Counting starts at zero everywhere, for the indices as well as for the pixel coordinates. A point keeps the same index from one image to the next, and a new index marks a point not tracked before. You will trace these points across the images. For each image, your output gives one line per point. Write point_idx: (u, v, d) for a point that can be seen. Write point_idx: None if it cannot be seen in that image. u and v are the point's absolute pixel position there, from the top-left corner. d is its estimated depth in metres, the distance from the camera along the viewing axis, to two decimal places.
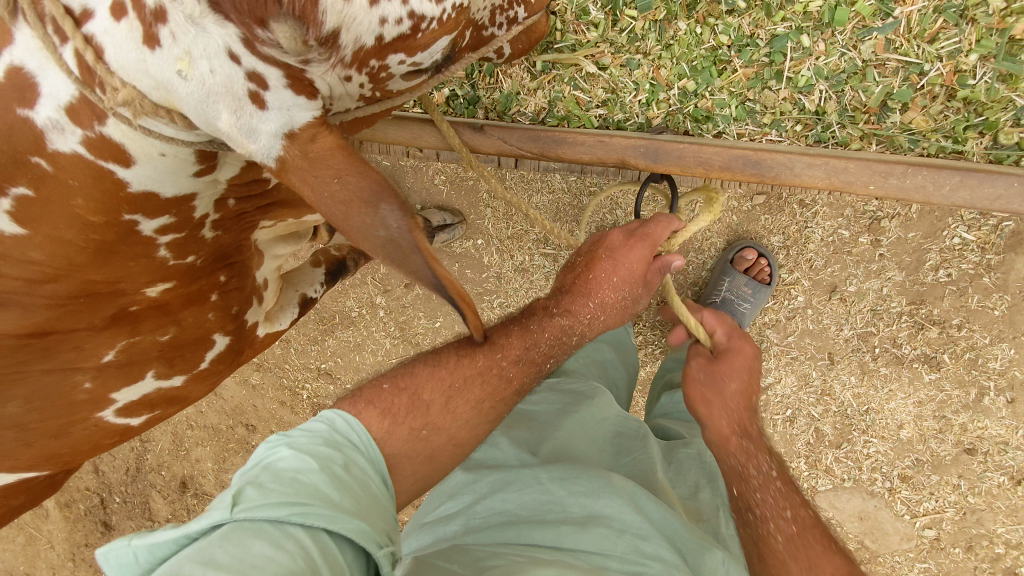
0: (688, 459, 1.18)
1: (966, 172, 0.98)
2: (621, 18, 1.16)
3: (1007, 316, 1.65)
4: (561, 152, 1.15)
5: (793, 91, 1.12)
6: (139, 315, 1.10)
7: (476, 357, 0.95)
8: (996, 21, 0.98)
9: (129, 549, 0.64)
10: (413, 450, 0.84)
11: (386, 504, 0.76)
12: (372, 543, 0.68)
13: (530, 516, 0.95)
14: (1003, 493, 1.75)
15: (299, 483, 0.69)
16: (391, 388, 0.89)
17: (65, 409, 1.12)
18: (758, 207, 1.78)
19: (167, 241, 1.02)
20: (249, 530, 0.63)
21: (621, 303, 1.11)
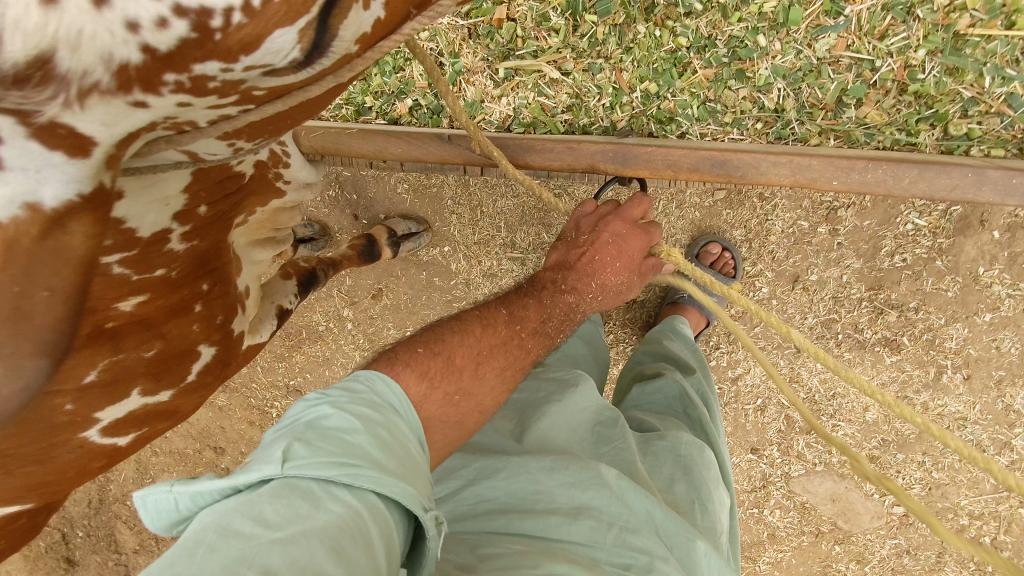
0: (663, 452, 1.17)
1: (926, 165, 1.01)
2: (581, 23, 1.17)
3: (959, 297, 1.72)
4: (530, 159, 1.15)
5: (752, 90, 1.14)
6: (117, 332, 1.03)
7: (499, 328, 1.00)
8: (941, 17, 1.02)
9: (170, 494, 0.67)
10: (446, 414, 0.87)
11: (425, 467, 0.77)
12: (418, 507, 0.67)
13: (520, 505, 0.95)
14: (965, 466, 1.82)
15: (346, 442, 0.69)
16: (425, 351, 0.90)
17: (45, 433, 1.03)
18: (720, 203, 1.81)
19: (116, 262, 0.93)
20: (296, 489, 0.64)
21: (619, 287, 1.11)
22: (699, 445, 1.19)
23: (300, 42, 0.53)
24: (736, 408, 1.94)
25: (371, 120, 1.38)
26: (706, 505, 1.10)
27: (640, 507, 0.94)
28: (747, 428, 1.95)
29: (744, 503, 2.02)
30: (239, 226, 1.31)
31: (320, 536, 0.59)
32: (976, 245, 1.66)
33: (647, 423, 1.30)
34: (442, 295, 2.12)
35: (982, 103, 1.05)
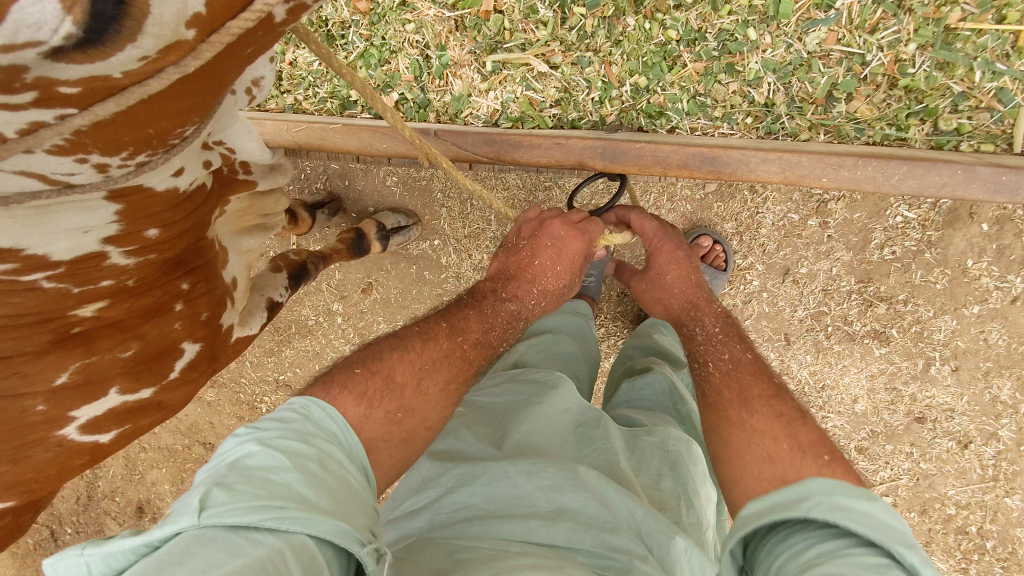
0: (652, 448, 1.17)
1: (918, 164, 1.00)
2: (570, 15, 1.15)
3: (948, 289, 1.73)
4: (517, 155, 1.14)
5: (743, 84, 1.13)
6: (86, 335, 1.03)
7: (440, 341, 0.96)
8: (931, 10, 1.01)
9: (80, 559, 0.59)
10: (390, 433, 0.83)
11: (365, 496, 0.72)
12: (354, 542, 0.62)
13: (497, 511, 0.94)
14: (952, 457, 1.84)
15: (273, 482, 0.64)
16: (363, 370, 0.86)
17: (17, 433, 1.01)
18: (711, 195, 1.81)
19: (46, 280, 0.90)
20: (214, 540, 0.58)
21: (560, 291, 1.15)
22: (687, 441, 1.20)
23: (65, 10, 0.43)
24: None
25: (357, 115, 1.36)
26: (692, 501, 1.10)
27: (621, 506, 0.94)
28: None
29: None
30: (221, 217, 1.31)
31: None
32: (965, 238, 1.67)
33: (636, 419, 1.29)
34: (433, 289, 2.10)
35: (972, 98, 1.04)
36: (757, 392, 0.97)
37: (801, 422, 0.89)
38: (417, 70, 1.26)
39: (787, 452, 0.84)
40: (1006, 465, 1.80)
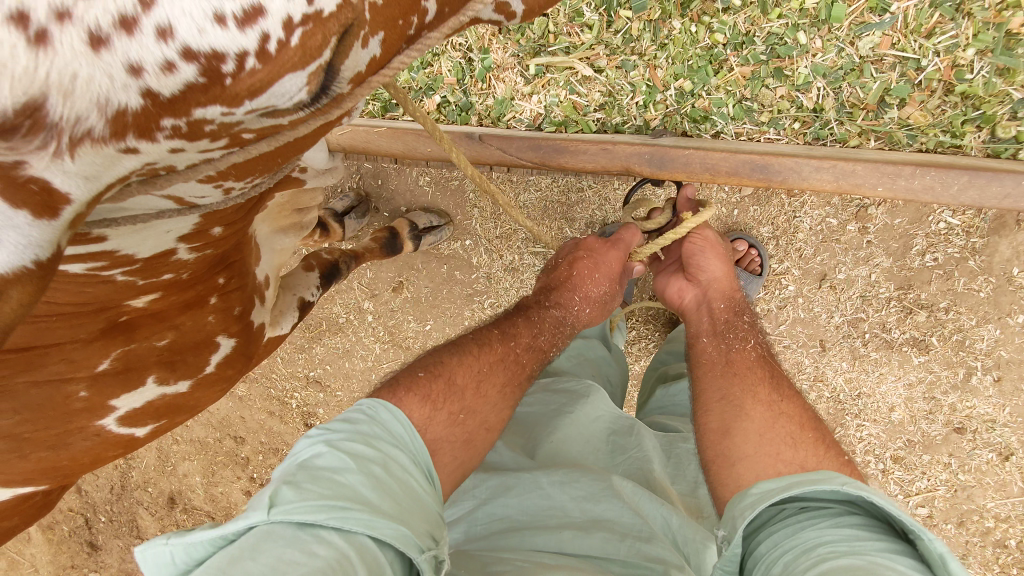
0: (688, 455, 1.15)
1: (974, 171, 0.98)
2: (616, 19, 1.14)
3: (992, 297, 1.70)
4: (562, 161, 1.14)
5: (791, 89, 1.11)
6: (131, 323, 1.04)
7: (494, 345, 0.97)
8: (992, 15, 0.98)
9: (167, 548, 0.61)
10: (453, 435, 0.82)
11: (430, 502, 0.71)
12: (413, 548, 0.61)
13: (532, 522, 0.92)
14: (992, 469, 1.80)
15: (338, 484, 0.64)
16: (426, 375, 0.86)
17: (59, 420, 1.01)
18: (747, 199, 1.80)
19: (119, 273, 0.93)
20: (282, 538, 0.58)
21: (602, 298, 1.14)
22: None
23: (306, 86, 0.59)
24: None
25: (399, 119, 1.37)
26: None
27: (655, 515, 0.94)
28: None
29: None
30: (261, 213, 1.36)
31: None
32: (1012, 245, 1.63)
33: (671, 426, 1.27)
34: (463, 289, 2.10)
35: None
36: (785, 387, 1.00)
37: (821, 420, 0.94)
38: (460, 73, 1.25)
39: (811, 442, 0.88)
40: None
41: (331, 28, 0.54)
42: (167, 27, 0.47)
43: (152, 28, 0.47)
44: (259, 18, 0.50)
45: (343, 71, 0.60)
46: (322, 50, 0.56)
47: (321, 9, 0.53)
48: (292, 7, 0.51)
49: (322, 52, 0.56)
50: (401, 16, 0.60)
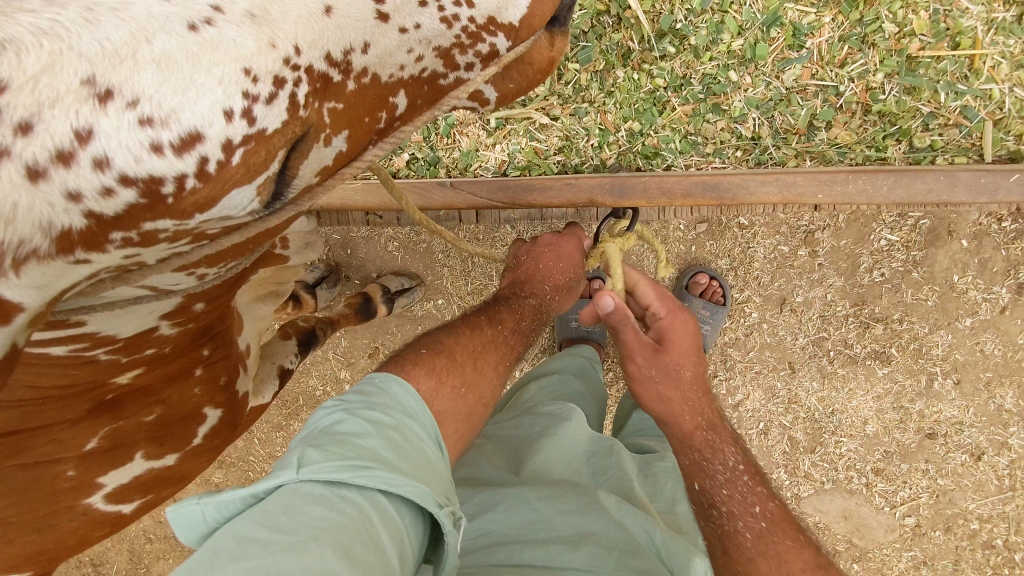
0: (664, 472, 1.16)
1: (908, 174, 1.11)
2: (565, 72, 1.24)
3: (939, 305, 1.82)
4: (531, 197, 1.25)
5: (729, 121, 1.22)
6: (118, 401, 1.00)
7: (485, 328, 1.00)
8: (893, 43, 1.12)
9: (197, 506, 0.65)
10: (456, 408, 0.87)
11: (443, 468, 0.76)
12: (433, 504, 0.66)
13: (520, 537, 0.92)
14: (968, 470, 1.87)
15: (360, 446, 0.68)
16: (429, 352, 0.90)
17: (45, 501, 0.94)
18: (703, 235, 1.92)
19: (103, 353, 0.91)
20: (308, 497, 0.62)
21: (570, 285, 1.16)
22: None
23: (257, 195, 0.63)
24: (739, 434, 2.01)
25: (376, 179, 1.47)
26: None
27: (639, 530, 0.94)
28: (753, 451, 2.01)
29: None
30: (240, 287, 1.39)
31: (336, 545, 0.58)
32: (948, 254, 1.77)
33: (647, 446, 1.31)
34: None
35: (940, 117, 1.13)
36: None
37: None
38: (426, 132, 1.32)
39: None
40: (1021, 472, 1.84)
41: (272, 144, 0.60)
42: (104, 157, 0.49)
43: (88, 160, 0.48)
44: (197, 143, 0.53)
45: (296, 176, 0.67)
46: (266, 163, 0.61)
47: (264, 128, 0.58)
48: (231, 132, 0.55)
49: (266, 165, 0.61)
50: (366, 114, 0.71)
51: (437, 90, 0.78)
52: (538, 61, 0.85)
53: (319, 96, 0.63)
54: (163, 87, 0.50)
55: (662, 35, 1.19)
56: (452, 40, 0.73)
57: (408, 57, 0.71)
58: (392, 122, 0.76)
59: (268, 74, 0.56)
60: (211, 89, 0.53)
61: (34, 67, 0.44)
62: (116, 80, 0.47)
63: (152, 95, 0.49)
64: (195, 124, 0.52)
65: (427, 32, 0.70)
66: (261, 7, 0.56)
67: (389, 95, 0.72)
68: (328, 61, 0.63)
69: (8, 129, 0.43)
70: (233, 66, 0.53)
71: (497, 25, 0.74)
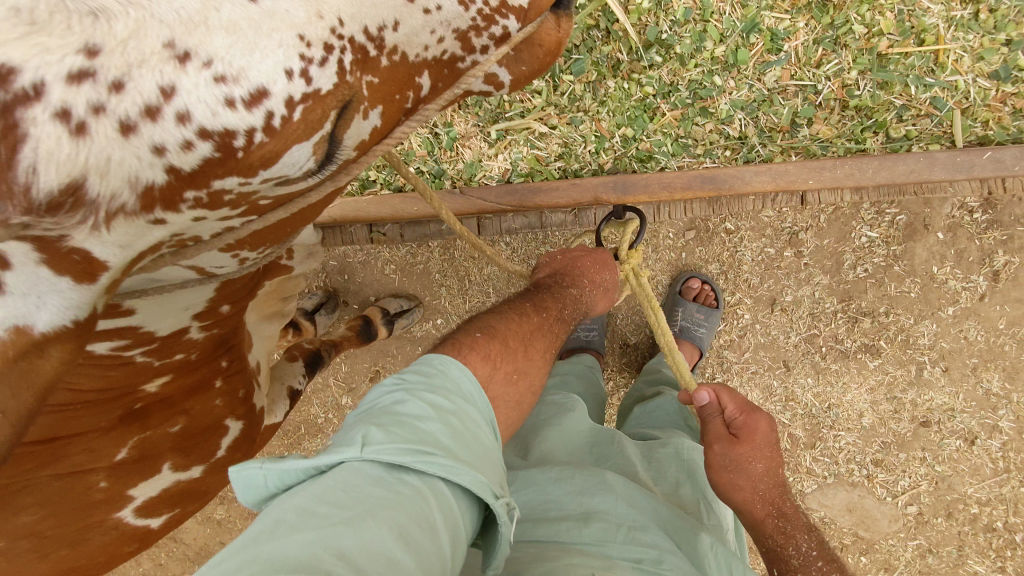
0: (667, 457, 1.17)
1: (890, 157, 1.25)
2: (560, 83, 1.31)
3: (921, 296, 1.89)
4: (538, 200, 1.37)
5: (717, 123, 1.29)
6: (145, 411, 1.03)
7: (531, 316, 1.03)
8: (863, 43, 1.21)
9: (259, 471, 0.67)
10: (508, 394, 0.91)
11: (495, 454, 0.78)
12: (487, 494, 0.69)
13: (531, 517, 0.95)
14: (963, 455, 1.93)
15: (420, 429, 0.71)
16: (482, 336, 0.92)
17: (78, 514, 0.97)
18: (692, 242, 1.98)
19: (138, 354, 0.95)
20: (368, 477, 0.65)
21: (604, 283, 1.18)
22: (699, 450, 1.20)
23: (312, 155, 0.65)
24: None
25: None
26: (711, 506, 1.10)
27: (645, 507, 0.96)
28: None
29: None
30: (249, 302, 1.42)
31: (393, 525, 0.60)
32: (926, 247, 1.85)
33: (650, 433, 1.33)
34: None
35: (913, 108, 1.22)
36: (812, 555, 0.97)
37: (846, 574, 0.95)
38: (428, 146, 1.38)
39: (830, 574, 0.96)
40: (1014, 454, 1.90)
41: (327, 104, 0.63)
42: (185, 113, 0.53)
43: (172, 114, 0.52)
44: (265, 99, 0.56)
45: (343, 140, 0.69)
46: (320, 122, 0.63)
47: (319, 89, 0.61)
48: (293, 90, 0.58)
49: (322, 123, 0.64)
50: (397, 91, 0.73)
51: (456, 74, 0.81)
52: (546, 42, 0.89)
53: (360, 67, 0.66)
54: (233, 49, 0.54)
55: (649, 45, 1.27)
56: (468, 22, 0.76)
57: (431, 38, 0.74)
58: (417, 102, 0.78)
59: (319, 40, 0.60)
60: (273, 51, 0.56)
61: (123, 33, 0.48)
62: (193, 44, 0.52)
63: (223, 56, 0.53)
64: (261, 82, 0.56)
65: (447, 14, 0.73)
66: None
67: (415, 75, 0.75)
68: (366, 35, 0.65)
69: (103, 87, 0.48)
70: (289, 32, 0.57)
71: (509, 7, 0.78)
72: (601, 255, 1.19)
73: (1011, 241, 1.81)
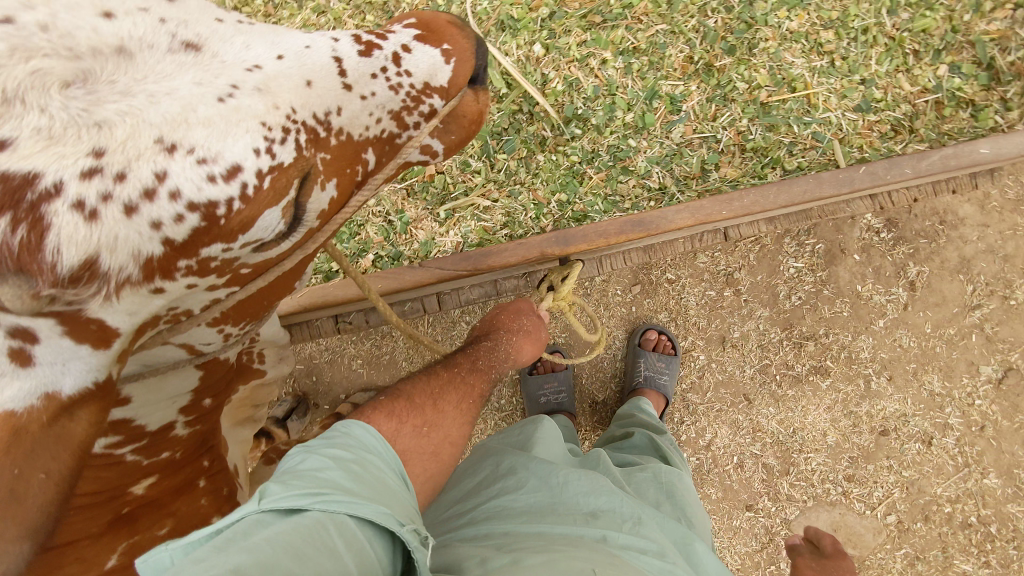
0: (647, 481, 1.26)
1: (786, 181, 1.31)
2: (496, 161, 1.47)
3: (853, 313, 2.06)
4: (490, 261, 1.38)
5: (638, 178, 1.44)
6: (132, 515, 1.04)
7: (440, 373, 1.11)
8: (748, 95, 1.42)
9: (166, 553, 0.64)
10: (420, 445, 0.97)
11: (402, 495, 0.83)
12: (394, 522, 0.73)
13: (536, 511, 1.05)
14: (925, 456, 2.03)
15: (319, 478, 0.75)
16: (386, 398, 1.02)
17: None
18: (639, 294, 2.11)
19: (129, 452, 1.01)
20: (267, 522, 0.68)
21: (529, 331, 1.25)
22: (677, 475, 1.29)
23: (282, 218, 0.81)
24: (718, 473, 2.11)
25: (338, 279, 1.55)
26: (697, 520, 1.21)
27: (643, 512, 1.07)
28: (735, 486, 2.10)
29: (761, 564, 2.09)
30: (224, 409, 1.39)
31: (285, 549, 0.63)
32: (846, 268, 2.04)
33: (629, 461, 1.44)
34: None
35: (799, 143, 1.41)
36: None
37: None
38: (385, 233, 1.49)
39: None
40: (969, 448, 2.02)
41: (290, 173, 0.80)
42: (176, 190, 0.68)
43: (165, 193, 0.67)
44: (239, 173, 0.73)
45: (308, 206, 0.85)
46: (286, 189, 0.80)
47: (282, 162, 0.78)
48: (260, 163, 0.75)
49: (286, 191, 0.80)
50: (347, 166, 0.90)
51: (395, 150, 0.98)
52: (469, 113, 1.05)
53: (313, 145, 0.83)
54: (210, 138, 0.71)
55: (569, 121, 1.46)
56: (400, 103, 0.94)
57: (370, 120, 0.92)
58: (365, 175, 0.95)
59: (278, 124, 0.78)
60: (241, 136, 0.73)
61: (122, 135, 0.65)
62: (178, 137, 0.68)
63: (203, 144, 0.70)
64: (235, 160, 0.72)
65: (381, 99, 0.92)
66: (264, 84, 0.78)
67: (361, 152, 0.93)
68: (316, 119, 0.84)
69: (110, 178, 0.64)
70: (253, 121, 0.75)
71: (433, 88, 0.97)
72: (517, 306, 1.29)
73: (917, 253, 2.01)
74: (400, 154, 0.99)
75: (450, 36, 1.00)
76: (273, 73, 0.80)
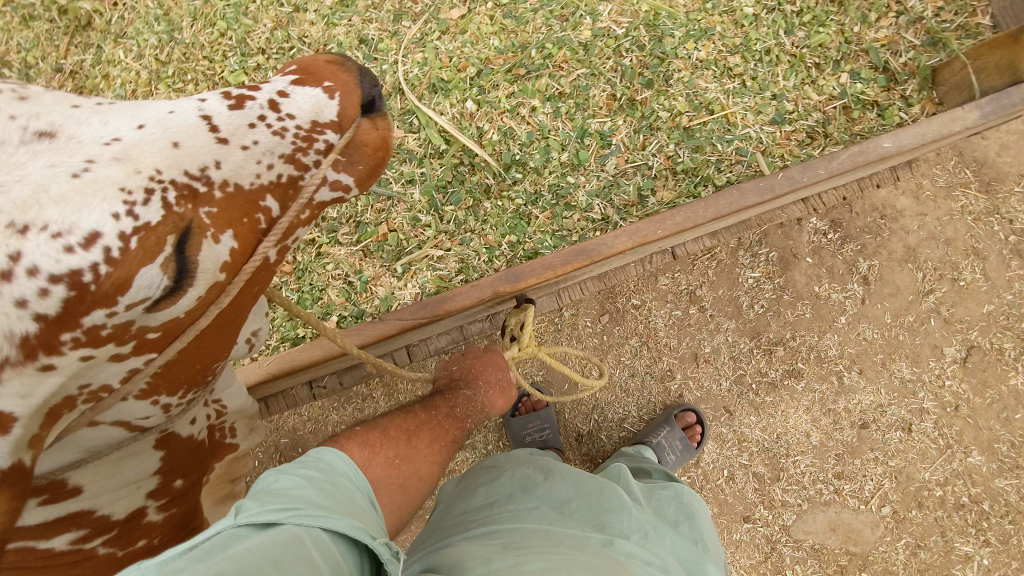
0: (668, 498, 1.42)
1: (711, 197, 1.32)
2: (444, 213, 1.55)
3: (815, 314, 2.12)
4: (447, 306, 1.39)
5: (581, 213, 1.52)
6: None
7: (418, 414, 1.20)
8: (671, 122, 1.52)
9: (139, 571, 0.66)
10: (390, 476, 1.05)
11: (368, 512, 0.90)
12: (364, 534, 0.79)
13: (551, 520, 1.24)
14: (908, 443, 2.08)
15: (292, 495, 0.81)
16: (363, 429, 1.11)
17: None
18: (608, 323, 2.13)
19: (99, 543, 1.03)
20: (242, 537, 0.73)
21: (503, 383, 1.35)
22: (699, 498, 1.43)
23: (163, 272, 0.87)
24: (711, 488, 2.13)
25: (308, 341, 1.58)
26: (707, 543, 1.34)
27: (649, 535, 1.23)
28: (729, 499, 2.12)
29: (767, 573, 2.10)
30: (201, 492, 1.25)
31: (263, 558, 0.68)
32: (801, 272, 2.11)
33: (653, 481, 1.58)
34: None
35: (725, 160, 1.50)
36: None
37: None
38: (346, 293, 1.55)
39: None
40: (948, 429, 2.07)
41: (158, 231, 0.87)
42: (33, 267, 0.75)
43: (23, 271, 0.75)
44: (98, 238, 0.80)
45: (197, 258, 0.92)
46: (159, 245, 0.87)
47: (147, 221, 0.86)
48: (121, 226, 0.83)
49: (159, 247, 0.87)
50: (242, 216, 0.98)
51: (299, 191, 1.05)
52: (371, 141, 1.10)
53: (187, 199, 0.91)
54: (63, 212, 0.79)
55: (509, 167, 1.54)
56: (290, 146, 1.02)
57: (259, 167, 1.00)
58: (271, 222, 1.02)
59: (138, 187, 0.86)
60: (98, 203, 0.81)
61: None
62: (29, 219, 0.76)
63: (56, 219, 0.78)
64: (92, 227, 0.80)
65: (266, 145, 1.00)
66: (125, 153, 0.88)
67: (258, 200, 1.00)
68: (189, 176, 0.92)
69: None
70: (109, 188, 0.83)
71: (321, 125, 1.04)
72: (496, 358, 1.38)
73: (865, 248, 2.10)
74: (305, 195, 1.05)
75: (329, 72, 1.08)
76: (133, 142, 0.90)
